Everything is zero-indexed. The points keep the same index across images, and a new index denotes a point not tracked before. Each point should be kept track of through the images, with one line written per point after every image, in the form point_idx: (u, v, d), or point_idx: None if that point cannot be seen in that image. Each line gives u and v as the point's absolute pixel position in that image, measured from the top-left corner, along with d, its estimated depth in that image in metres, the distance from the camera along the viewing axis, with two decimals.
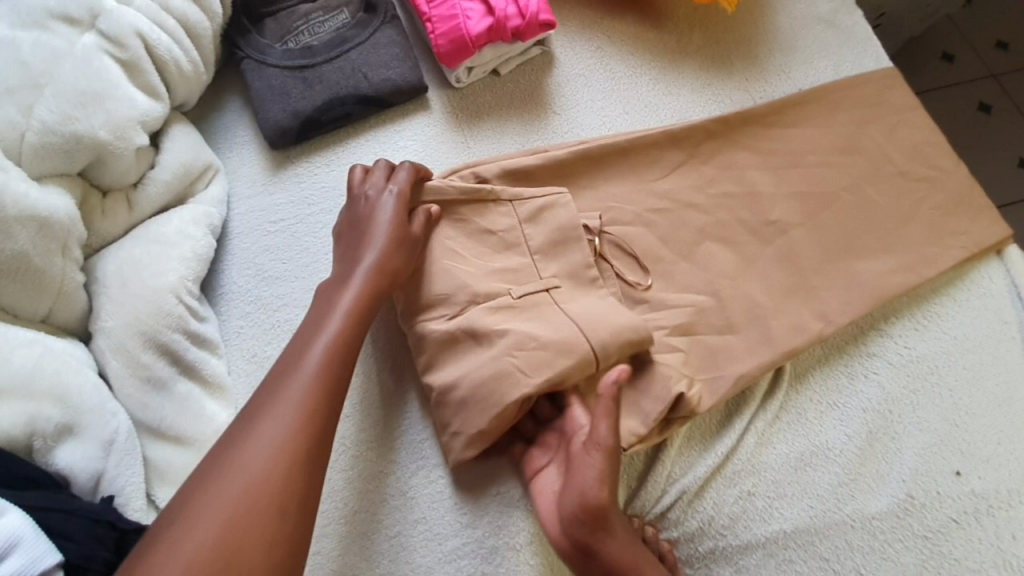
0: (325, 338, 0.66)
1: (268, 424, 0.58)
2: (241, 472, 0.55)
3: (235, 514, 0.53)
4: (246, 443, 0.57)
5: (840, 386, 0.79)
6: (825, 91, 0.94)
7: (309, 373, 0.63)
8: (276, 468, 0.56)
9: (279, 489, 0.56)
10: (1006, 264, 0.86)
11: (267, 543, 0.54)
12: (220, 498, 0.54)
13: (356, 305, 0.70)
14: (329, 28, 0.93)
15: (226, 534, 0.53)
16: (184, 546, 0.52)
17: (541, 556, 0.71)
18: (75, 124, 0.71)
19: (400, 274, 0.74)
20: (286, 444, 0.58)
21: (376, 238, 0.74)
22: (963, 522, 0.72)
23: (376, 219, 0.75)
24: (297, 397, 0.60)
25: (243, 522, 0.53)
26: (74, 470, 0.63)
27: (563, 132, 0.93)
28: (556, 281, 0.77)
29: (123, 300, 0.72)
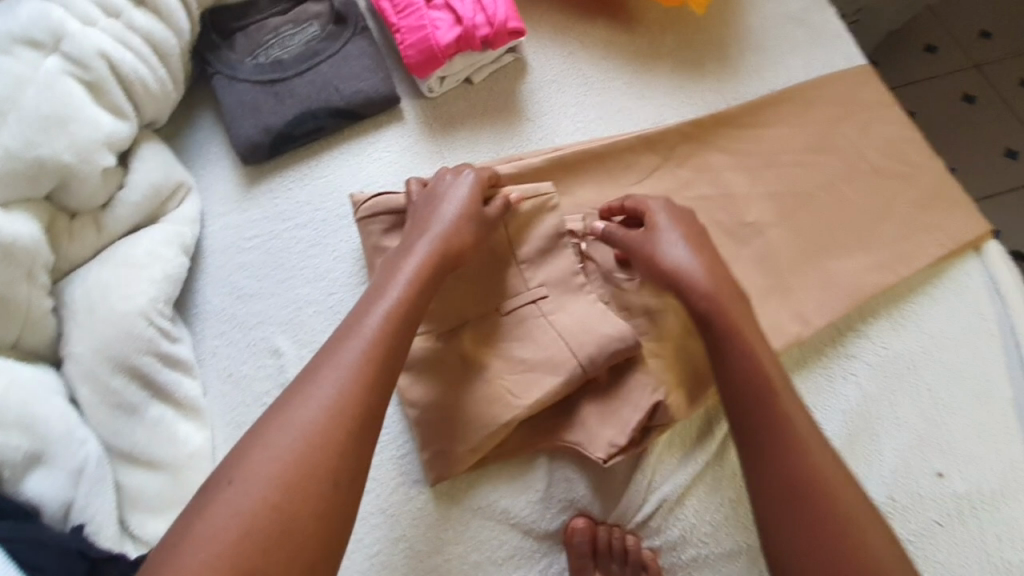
0: (353, 347, 0.58)
1: (270, 444, 0.52)
2: (231, 503, 0.50)
3: (266, 507, 0.50)
4: (238, 470, 0.51)
5: (820, 389, 0.79)
6: (799, 89, 0.93)
7: (325, 387, 0.55)
8: (275, 494, 0.50)
9: (275, 524, 0.49)
10: (984, 259, 0.86)
11: (314, 520, 0.51)
12: (266, 468, 0.51)
13: (393, 313, 0.62)
14: (299, 42, 0.93)
15: (258, 529, 0.49)
16: (219, 529, 0.48)
17: (522, 569, 0.71)
18: (39, 148, 0.70)
19: (463, 256, 0.71)
20: (286, 469, 0.51)
21: (444, 211, 0.71)
22: (947, 523, 0.72)
23: (448, 197, 0.72)
24: (308, 416, 0.54)
25: (247, 551, 0.48)
26: (43, 499, 0.63)
27: (538, 140, 0.93)
28: (544, 291, 0.77)
29: (92, 325, 0.71)
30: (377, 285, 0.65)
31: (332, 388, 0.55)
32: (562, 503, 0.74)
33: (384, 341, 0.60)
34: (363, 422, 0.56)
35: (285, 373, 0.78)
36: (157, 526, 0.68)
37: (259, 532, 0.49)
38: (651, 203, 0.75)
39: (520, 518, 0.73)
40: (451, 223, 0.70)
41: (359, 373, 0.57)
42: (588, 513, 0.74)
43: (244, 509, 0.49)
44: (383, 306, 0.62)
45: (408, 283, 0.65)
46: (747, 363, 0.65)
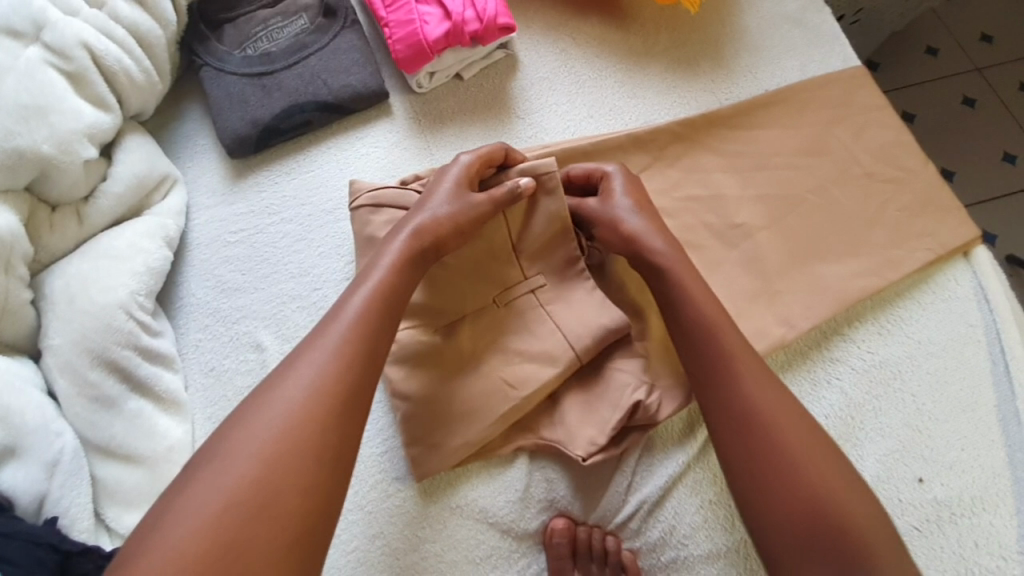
0: (335, 332, 0.59)
1: (255, 422, 0.53)
2: (217, 478, 0.50)
3: (246, 488, 0.50)
4: (224, 448, 0.52)
5: (803, 393, 0.78)
6: (792, 91, 0.92)
7: (308, 369, 0.56)
8: (255, 473, 0.51)
9: (260, 500, 0.50)
10: (974, 266, 0.85)
11: (297, 498, 0.51)
12: (247, 450, 0.52)
13: (375, 298, 0.63)
14: (288, 34, 0.92)
15: (240, 508, 0.49)
16: (200, 508, 0.49)
17: (499, 569, 0.71)
18: (17, 138, 0.70)
19: (446, 244, 0.70)
20: (269, 445, 0.52)
21: (432, 202, 0.70)
22: (926, 530, 0.71)
23: (435, 190, 0.71)
24: (291, 395, 0.55)
25: (228, 529, 0.48)
26: (17, 493, 0.63)
27: (527, 137, 0.92)
28: (541, 280, 0.77)
29: (71, 317, 0.71)
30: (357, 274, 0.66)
31: (314, 369, 0.57)
32: (541, 503, 0.74)
33: (366, 325, 0.61)
34: (344, 400, 0.56)
35: (266, 368, 0.77)
36: (133, 520, 0.68)
37: (244, 506, 0.49)
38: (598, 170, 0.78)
39: (498, 518, 0.72)
40: (437, 215, 0.69)
41: (339, 357, 0.58)
42: (568, 513, 0.74)
43: (228, 485, 0.50)
44: (366, 292, 0.63)
45: (390, 270, 0.65)
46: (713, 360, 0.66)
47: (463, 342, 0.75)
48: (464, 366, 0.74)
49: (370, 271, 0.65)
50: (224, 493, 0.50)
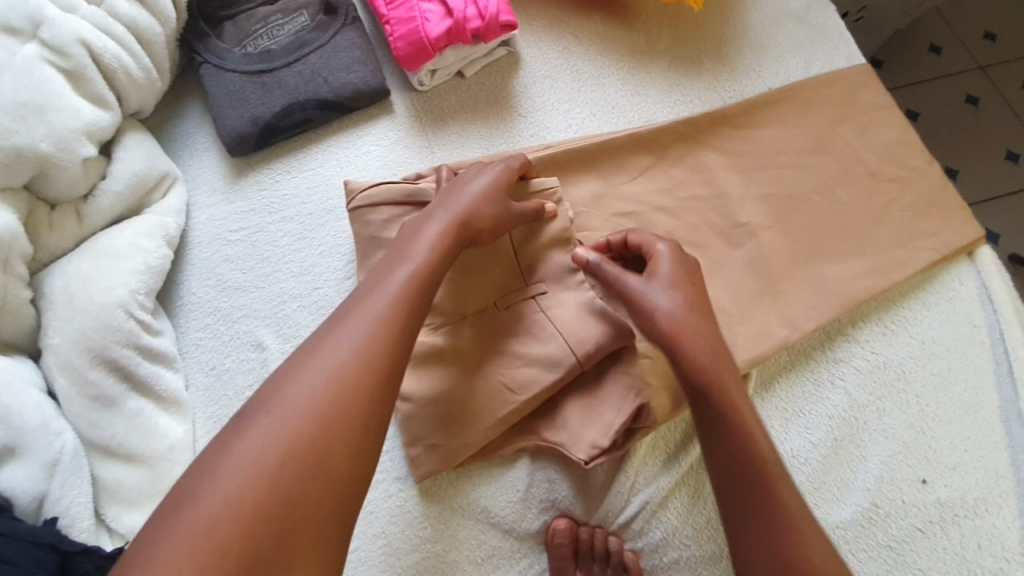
0: (379, 299, 0.58)
1: (303, 382, 0.52)
2: (264, 434, 0.50)
3: (296, 450, 0.50)
4: (274, 403, 0.51)
5: (806, 393, 0.78)
6: (796, 89, 0.92)
7: (355, 333, 0.55)
8: (303, 435, 0.50)
9: (308, 460, 0.50)
10: (978, 266, 0.85)
11: (347, 460, 0.51)
12: (296, 410, 0.51)
13: (420, 269, 0.62)
14: (288, 31, 0.91)
15: (292, 470, 0.49)
16: (246, 467, 0.49)
17: (501, 570, 0.71)
18: (14, 136, 0.69)
19: (481, 235, 0.69)
20: (318, 406, 0.51)
21: (472, 186, 0.70)
22: (929, 531, 0.71)
23: (472, 178, 0.71)
24: (338, 358, 0.54)
25: (277, 491, 0.48)
26: (16, 492, 0.63)
27: (529, 136, 0.91)
28: (544, 286, 0.76)
29: (70, 316, 0.70)
30: (399, 245, 0.65)
31: (362, 334, 0.56)
32: (544, 504, 0.73)
33: (411, 294, 0.60)
34: (388, 370, 0.55)
35: (267, 367, 0.77)
36: (133, 520, 0.68)
37: (292, 464, 0.49)
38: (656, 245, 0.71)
39: (500, 518, 0.72)
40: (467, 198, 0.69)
41: (384, 324, 0.57)
42: (570, 514, 0.74)
43: (278, 441, 0.50)
44: (409, 262, 0.62)
45: (433, 242, 0.65)
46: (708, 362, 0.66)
47: (464, 342, 0.74)
48: (465, 366, 0.74)
49: (413, 242, 0.64)
50: (272, 453, 0.49)
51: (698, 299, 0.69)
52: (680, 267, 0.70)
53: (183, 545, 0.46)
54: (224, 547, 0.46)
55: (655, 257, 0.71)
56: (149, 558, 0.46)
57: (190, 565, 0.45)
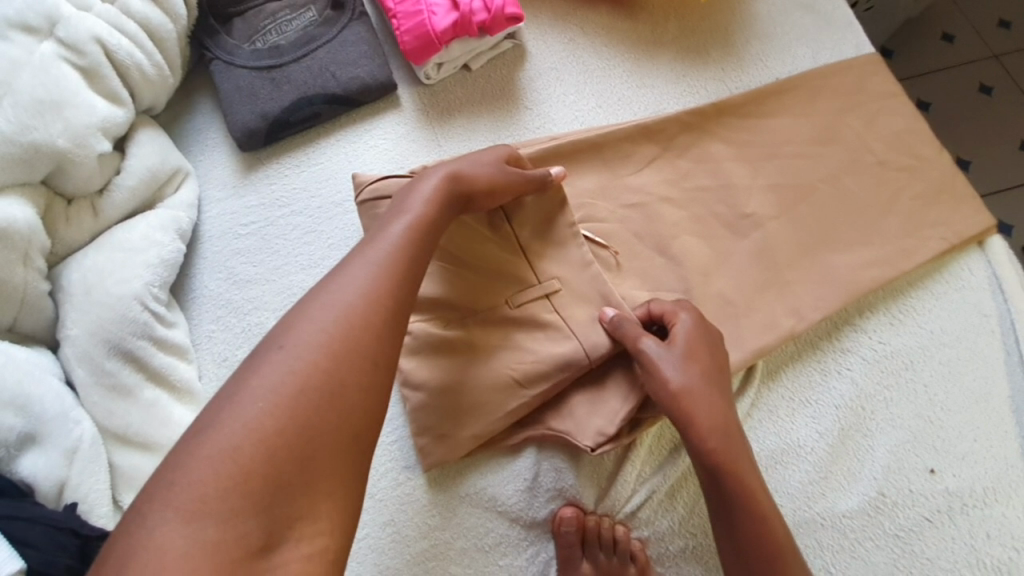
0: (383, 247, 0.59)
1: (314, 318, 0.53)
2: (279, 366, 0.50)
3: (314, 378, 0.50)
4: (287, 338, 0.51)
5: (812, 383, 0.78)
6: (803, 79, 0.91)
7: (360, 274, 0.56)
8: (320, 365, 0.50)
9: (327, 389, 0.50)
10: (988, 255, 0.84)
11: (363, 393, 0.52)
12: (310, 341, 0.51)
13: (421, 220, 0.63)
14: (297, 27, 0.92)
15: (311, 397, 0.49)
16: (265, 392, 0.49)
17: (509, 557, 0.72)
18: (33, 132, 0.71)
19: (477, 199, 0.69)
20: (330, 339, 0.52)
21: (476, 155, 0.71)
22: (937, 521, 0.71)
23: (482, 155, 0.71)
24: (346, 296, 0.54)
25: (295, 417, 0.48)
26: (38, 479, 0.64)
27: (535, 128, 0.92)
28: (557, 284, 0.75)
29: (88, 308, 0.72)
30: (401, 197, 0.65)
31: (367, 275, 0.56)
32: (551, 492, 0.74)
33: (414, 243, 0.61)
34: (395, 309, 0.56)
35: None
36: None
37: (309, 393, 0.49)
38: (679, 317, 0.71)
39: (507, 506, 0.73)
40: (472, 177, 0.69)
41: (388, 267, 0.58)
42: (577, 503, 0.74)
43: (296, 371, 0.50)
44: (411, 214, 0.63)
45: (433, 196, 0.65)
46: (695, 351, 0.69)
47: (473, 333, 0.74)
48: (473, 356, 0.74)
49: (413, 194, 0.65)
50: (289, 381, 0.49)
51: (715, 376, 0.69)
52: (702, 337, 0.70)
53: (206, 463, 0.46)
54: (248, 469, 0.46)
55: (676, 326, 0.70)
56: (174, 478, 0.45)
57: (215, 487, 0.45)
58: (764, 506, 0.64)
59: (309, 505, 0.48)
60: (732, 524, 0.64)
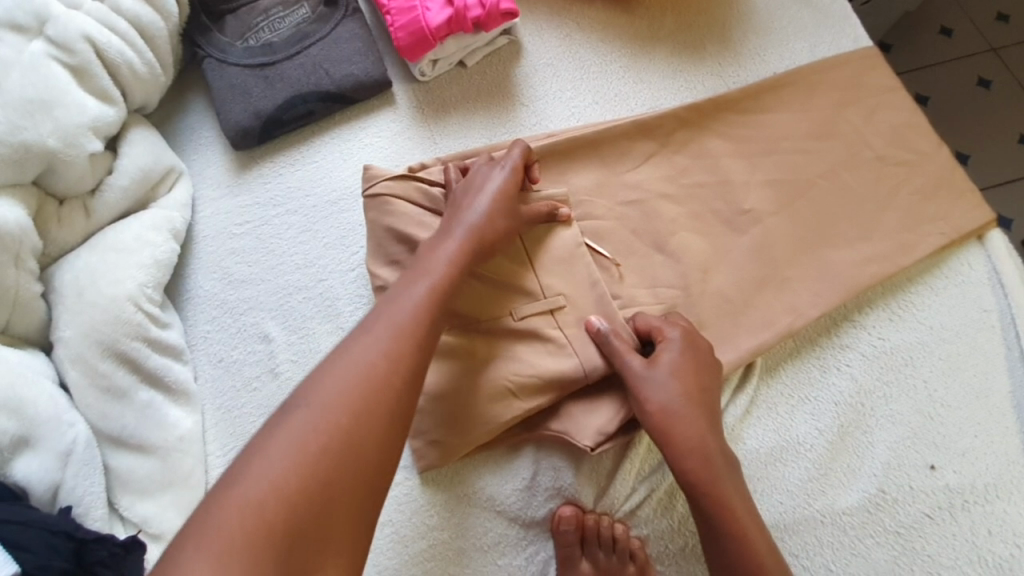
0: (404, 305, 0.61)
1: (338, 375, 0.54)
2: (301, 422, 0.52)
3: (337, 433, 0.52)
4: (312, 395, 0.53)
5: (812, 379, 0.78)
6: (801, 73, 0.90)
7: (385, 331, 0.58)
8: (342, 422, 0.52)
9: (348, 445, 0.52)
10: (987, 249, 0.84)
11: (378, 450, 0.53)
12: (334, 398, 0.53)
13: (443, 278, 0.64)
14: (290, 24, 0.91)
15: (332, 452, 0.51)
16: (290, 446, 0.50)
17: (508, 556, 0.72)
18: (23, 133, 0.70)
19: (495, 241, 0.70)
20: (354, 397, 0.53)
21: (486, 189, 0.72)
22: (937, 517, 0.71)
23: (488, 187, 0.72)
24: (370, 353, 0.56)
25: (316, 471, 0.50)
26: (31, 483, 0.64)
27: (531, 125, 0.91)
28: (562, 300, 0.74)
29: (81, 310, 0.72)
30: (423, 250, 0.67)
31: (391, 332, 0.58)
32: (549, 491, 0.73)
33: (435, 298, 0.62)
34: (413, 370, 0.58)
35: (274, 359, 0.78)
36: (146, 509, 0.69)
37: (331, 448, 0.51)
38: (668, 330, 0.71)
39: (505, 505, 0.73)
40: (484, 219, 0.70)
41: (411, 325, 0.59)
42: (576, 502, 0.74)
43: (320, 426, 0.51)
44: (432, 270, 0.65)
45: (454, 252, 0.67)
46: (696, 372, 0.69)
47: (471, 333, 0.74)
48: (471, 355, 0.73)
49: (437, 250, 0.66)
50: (312, 436, 0.51)
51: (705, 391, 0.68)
52: (694, 350, 0.70)
53: (233, 514, 0.47)
54: (269, 521, 0.48)
55: (666, 341, 0.70)
56: (201, 528, 0.47)
57: (239, 536, 0.46)
58: (741, 509, 0.64)
59: (320, 556, 0.49)
60: (716, 534, 0.64)
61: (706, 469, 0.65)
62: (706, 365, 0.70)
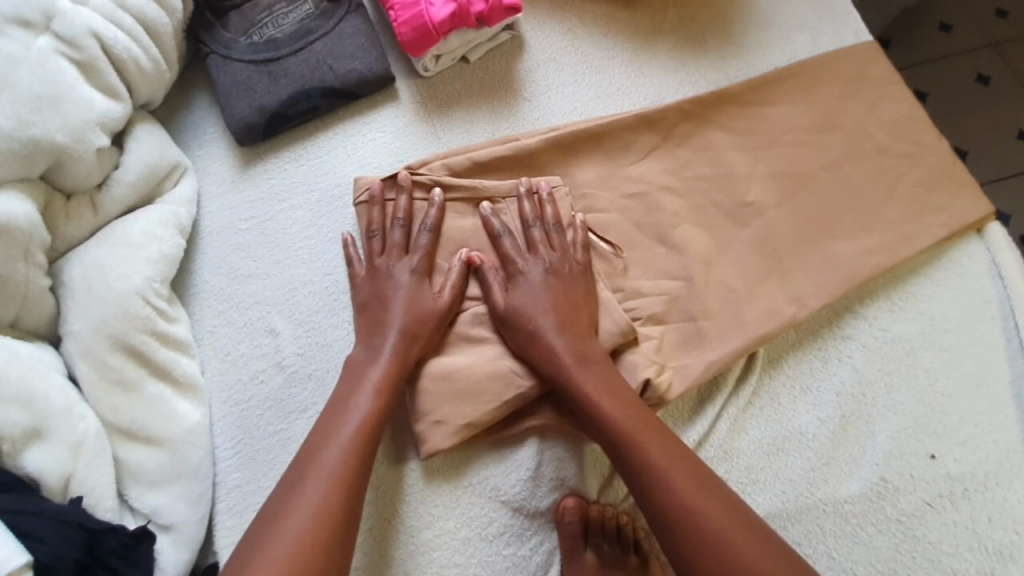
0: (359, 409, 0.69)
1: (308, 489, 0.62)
2: (297, 512, 0.61)
3: (330, 498, 0.62)
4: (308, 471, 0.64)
5: (814, 370, 0.78)
6: (801, 67, 0.91)
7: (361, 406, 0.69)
8: (332, 489, 0.63)
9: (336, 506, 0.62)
10: (988, 241, 0.84)
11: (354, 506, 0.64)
12: (324, 470, 0.64)
13: (363, 424, 0.68)
14: (294, 20, 0.91)
15: (326, 513, 0.61)
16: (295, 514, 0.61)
17: (513, 546, 0.72)
18: (31, 127, 0.70)
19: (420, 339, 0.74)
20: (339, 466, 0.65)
21: (397, 290, 0.75)
22: (938, 506, 0.71)
23: (397, 295, 0.75)
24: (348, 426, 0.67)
25: (316, 530, 0.60)
26: (42, 473, 0.63)
27: (534, 119, 0.91)
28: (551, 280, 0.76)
29: (89, 304, 0.72)
30: (341, 393, 0.70)
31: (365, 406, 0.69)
32: (554, 483, 0.74)
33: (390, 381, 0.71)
34: (328, 533, 0.61)
35: (280, 353, 0.79)
36: (155, 500, 0.70)
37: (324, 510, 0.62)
38: (539, 249, 0.77)
39: (509, 496, 0.73)
40: (410, 326, 0.73)
41: (378, 396, 0.70)
42: (581, 493, 0.75)
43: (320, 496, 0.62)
44: (351, 418, 0.68)
45: (374, 391, 0.70)
46: (575, 294, 0.75)
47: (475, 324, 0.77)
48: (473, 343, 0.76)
49: (357, 392, 0.70)
50: (308, 502, 0.62)
51: (573, 298, 0.75)
52: (552, 262, 0.77)
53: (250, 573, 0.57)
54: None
55: (534, 259, 0.77)
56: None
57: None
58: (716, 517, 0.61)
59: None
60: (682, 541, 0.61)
61: (676, 466, 0.65)
62: (581, 288, 0.76)
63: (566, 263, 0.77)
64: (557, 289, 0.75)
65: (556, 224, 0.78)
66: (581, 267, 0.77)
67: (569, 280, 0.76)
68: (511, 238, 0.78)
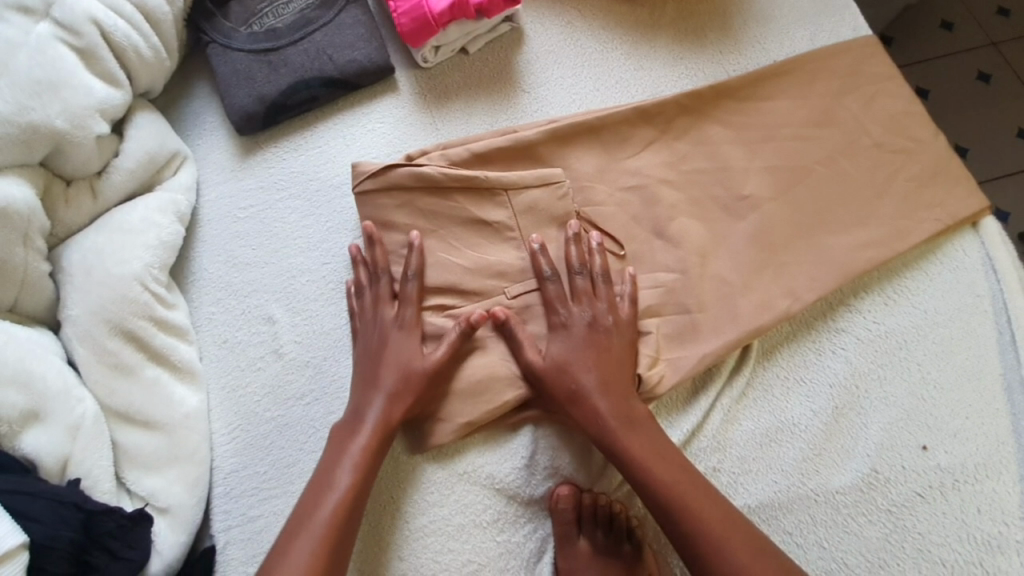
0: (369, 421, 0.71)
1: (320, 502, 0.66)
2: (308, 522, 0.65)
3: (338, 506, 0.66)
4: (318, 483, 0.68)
5: (808, 362, 0.79)
6: (799, 61, 0.91)
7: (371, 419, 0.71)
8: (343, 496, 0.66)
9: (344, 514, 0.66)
10: (982, 236, 0.85)
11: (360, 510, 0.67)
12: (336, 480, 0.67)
13: (370, 442, 0.70)
14: (294, 10, 0.91)
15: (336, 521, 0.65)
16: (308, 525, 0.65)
17: (507, 533, 0.73)
18: (30, 113, 0.71)
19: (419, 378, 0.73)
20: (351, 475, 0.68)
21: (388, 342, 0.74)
22: (928, 496, 0.72)
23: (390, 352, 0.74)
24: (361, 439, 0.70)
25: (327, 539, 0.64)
26: (40, 455, 0.65)
27: (533, 112, 0.92)
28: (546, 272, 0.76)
29: (88, 289, 0.73)
30: (342, 426, 0.71)
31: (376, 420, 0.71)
32: (548, 472, 0.75)
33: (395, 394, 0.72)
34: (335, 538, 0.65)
35: (277, 340, 0.79)
36: (153, 484, 0.70)
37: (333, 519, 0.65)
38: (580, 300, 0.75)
39: (505, 483, 0.73)
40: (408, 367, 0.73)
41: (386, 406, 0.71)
42: (573, 481, 0.75)
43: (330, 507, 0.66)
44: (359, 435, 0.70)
45: (355, 462, 0.69)
46: (615, 341, 0.74)
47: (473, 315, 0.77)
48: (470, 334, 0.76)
49: (349, 442, 0.69)
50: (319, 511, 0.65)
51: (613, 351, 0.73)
52: (596, 317, 0.74)
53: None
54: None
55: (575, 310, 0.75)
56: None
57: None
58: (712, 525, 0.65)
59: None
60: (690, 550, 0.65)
61: (683, 482, 0.67)
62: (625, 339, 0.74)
63: (610, 316, 0.75)
64: (596, 338, 0.73)
65: (602, 273, 0.76)
66: (626, 320, 0.75)
67: (612, 331, 0.74)
68: (556, 283, 0.76)
